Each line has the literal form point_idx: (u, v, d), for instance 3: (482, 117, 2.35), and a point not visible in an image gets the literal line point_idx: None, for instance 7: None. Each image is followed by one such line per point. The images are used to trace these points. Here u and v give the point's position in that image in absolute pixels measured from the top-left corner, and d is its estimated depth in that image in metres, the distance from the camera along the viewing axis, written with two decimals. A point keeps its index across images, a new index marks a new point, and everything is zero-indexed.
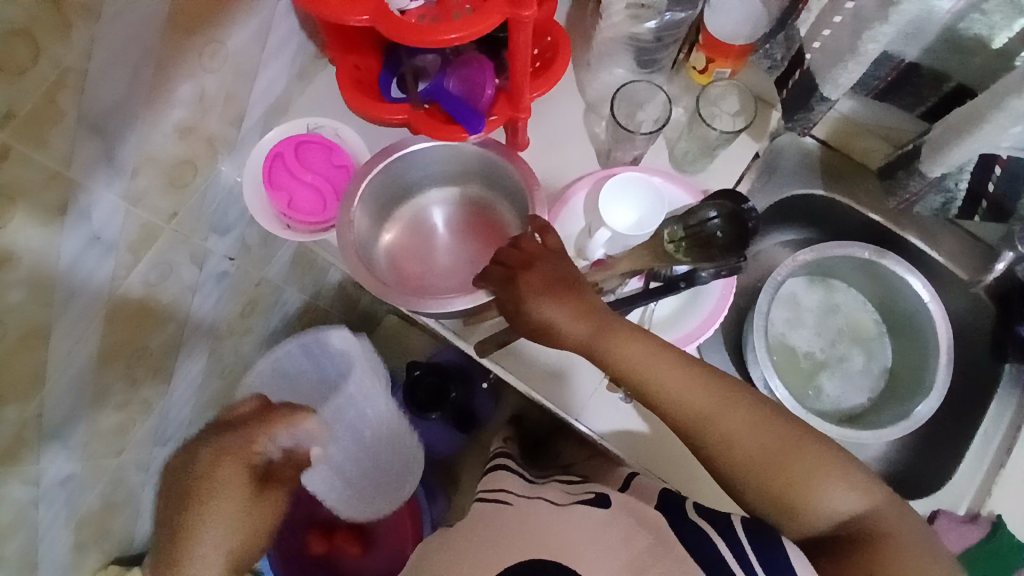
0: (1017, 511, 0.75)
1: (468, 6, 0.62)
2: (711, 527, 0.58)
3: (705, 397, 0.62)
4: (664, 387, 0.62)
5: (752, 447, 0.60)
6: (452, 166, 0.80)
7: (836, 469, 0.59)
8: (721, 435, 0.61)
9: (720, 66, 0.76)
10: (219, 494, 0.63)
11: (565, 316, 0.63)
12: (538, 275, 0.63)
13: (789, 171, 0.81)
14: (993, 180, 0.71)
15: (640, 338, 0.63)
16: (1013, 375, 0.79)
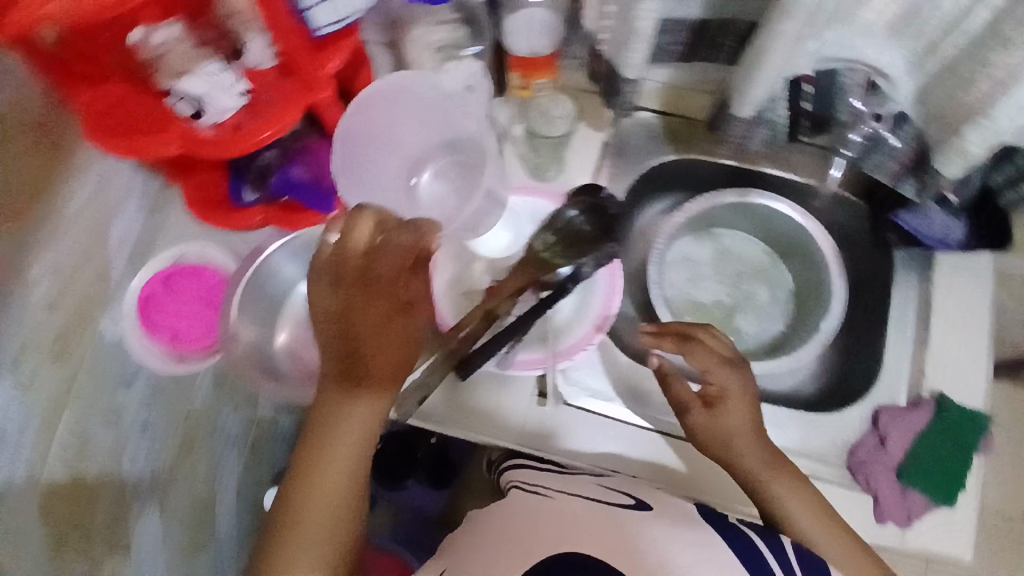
0: (956, 382, 0.78)
1: (275, 104, 0.65)
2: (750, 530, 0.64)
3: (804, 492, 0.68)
4: (766, 471, 0.68)
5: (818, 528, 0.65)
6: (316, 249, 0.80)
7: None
8: (794, 506, 0.66)
9: (539, 78, 0.79)
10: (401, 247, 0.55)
11: (721, 411, 0.70)
12: (712, 363, 0.71)
13: (637, 144, 0.88)
14: (807, 100, 0.72)
15: (759, 432, 0.70)
16: (906, 259, 0.83)
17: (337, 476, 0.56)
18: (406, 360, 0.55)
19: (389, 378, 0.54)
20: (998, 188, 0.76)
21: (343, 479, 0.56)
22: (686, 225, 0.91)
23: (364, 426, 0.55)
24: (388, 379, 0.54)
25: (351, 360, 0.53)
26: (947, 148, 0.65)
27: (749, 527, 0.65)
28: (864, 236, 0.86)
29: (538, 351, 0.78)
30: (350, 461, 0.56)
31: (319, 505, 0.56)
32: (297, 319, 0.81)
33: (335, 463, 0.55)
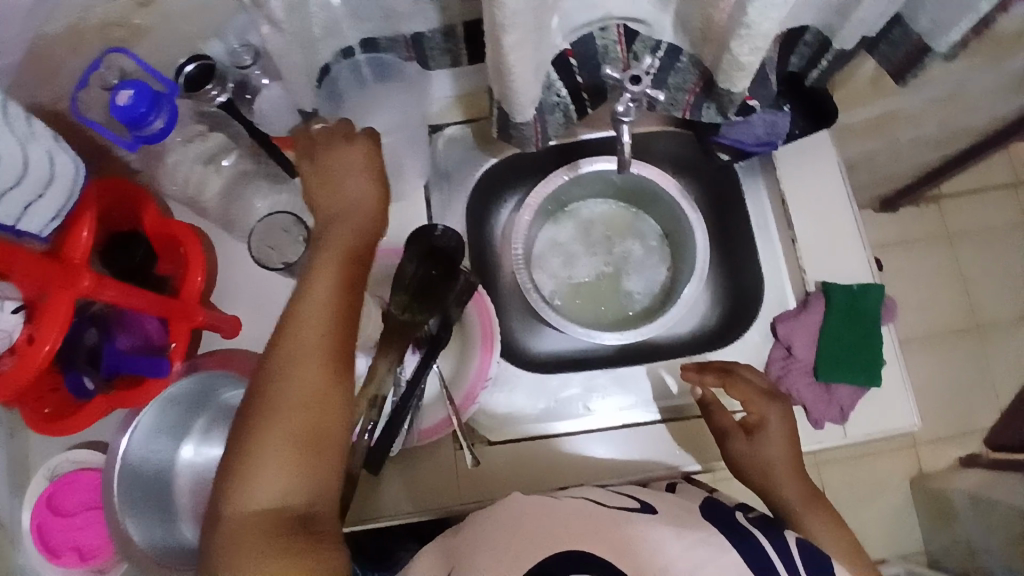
0: (833, 266, 0.80)
1: (39, 295, 0.57)
2: (758, 533, 0.57)
3: (832, 518, 0.67)
4: (802, 506, 0.68)
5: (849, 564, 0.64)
6: (179, 411, 0.75)
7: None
8: (827, 539, 0.65)
9: None
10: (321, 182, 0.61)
11: (766, 442, 0.70)
12: (754, 396, 0.72)
13: (458, 163, 0.87)
14: (578, 73, 0.68)
15: (800, 469, 0.70)
16: (746, 169, 0.86)
17: (304, 384, 0.52)
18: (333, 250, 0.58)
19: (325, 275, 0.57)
20: (801, 69, 0.75)
21: (306, 389, 0.52)
22: (539, 216, 0.91)
23: (324, 314, 0.55)
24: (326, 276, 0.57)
25: (324, 246, 0.58)
26: (723, 67, 0.62)
27: (762, 531, 0.57)
28: (701, 158, 0.89)
29: (440, 412, 0.75)
30: (317, 361, 0.53)
31: (280, 423, 0.51)
32: (195, 480, 0.77)
33: (295, 364, 0.53)
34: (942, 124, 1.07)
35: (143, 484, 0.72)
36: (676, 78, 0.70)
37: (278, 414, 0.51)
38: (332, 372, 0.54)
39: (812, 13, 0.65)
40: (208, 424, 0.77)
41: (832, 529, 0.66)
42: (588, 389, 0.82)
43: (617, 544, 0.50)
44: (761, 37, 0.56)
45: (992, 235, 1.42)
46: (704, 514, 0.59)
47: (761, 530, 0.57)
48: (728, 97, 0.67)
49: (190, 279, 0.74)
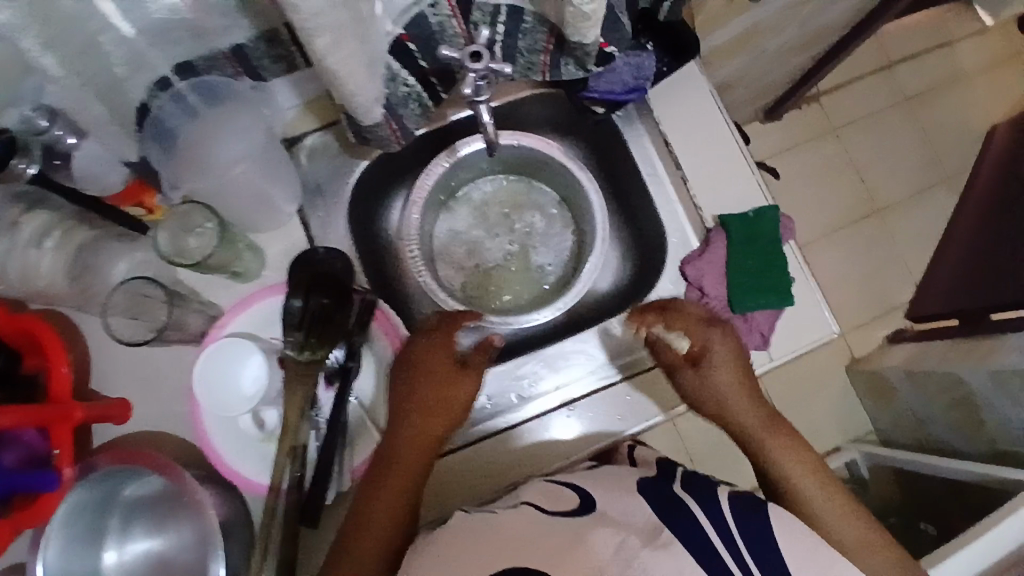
0: (726, 197, 0.79)
1: None
2: (690, 502, 0.55)
3: (793, 445, 0.67)
4: (760, 426, 0.69)
5: (816, 490, 0.64)
6: (86, 520, 0.66)
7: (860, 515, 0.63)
8: (784, 455, 0.66)
9: (152, 199, 0.69)
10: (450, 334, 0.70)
11: (716, 372, 0.71)
12: (695, 328, 0.72)
13: (328, 177, 0.80)
14: (420, 58, 0.62)
15: (750, 388, 0.71)
16: (625, 116, 0.84)
17: (378, 523, 0.60)
18: (433, 424, 0.66)
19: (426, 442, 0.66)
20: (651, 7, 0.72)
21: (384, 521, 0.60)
22: (428, 212, 0.86)
23: (410, 476, 0.63)
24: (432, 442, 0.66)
25: (436, 390, 0.67)
26: (569, 19, 0.58)
27: (693, 497, 0.56)
28: (574, 116, 0.85)
29: (370, 444, 0.72)
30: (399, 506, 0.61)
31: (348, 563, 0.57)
32: None
33: (394, 502, 0.61)
34: (802, 26, 1.07)
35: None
36: (525, 41, 0.65)
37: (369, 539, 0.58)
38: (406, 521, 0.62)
39: None
40: (126, 519, 0.70)
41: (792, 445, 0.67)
42: (518, 376, 0.79)
43: (549, 552, 0.48)
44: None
45: (872, 119, 1.47)
46: (640, 488, 0.57)
47: (695, 499, 0.56)
48: (582, 49, 0.64)
49: (55, 369, 0.66)
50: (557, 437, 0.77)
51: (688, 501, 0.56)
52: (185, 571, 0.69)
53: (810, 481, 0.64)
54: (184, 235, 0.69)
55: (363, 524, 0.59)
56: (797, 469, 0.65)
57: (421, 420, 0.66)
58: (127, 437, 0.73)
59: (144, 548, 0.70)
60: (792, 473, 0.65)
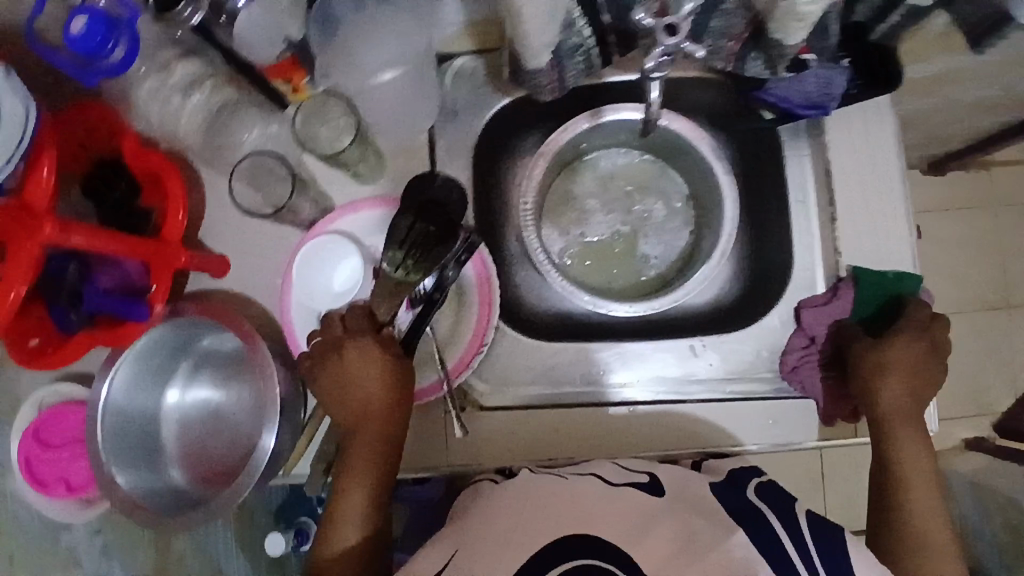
0: (868, 252, 0.73)
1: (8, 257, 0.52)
2: (770, 515, 0.52)
3: (937, 517, 0.62)
4: (898, 423, 0.65)
5: (932, 545, 0.61)
6: (160, 355, 0.71)
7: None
8: (911, 470, 0.64)
9: (303, 81, 0.68)
10: (349, 388, 0.65)
11: (881, 403, 0.66)
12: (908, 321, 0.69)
13: (466, 102, 0.79)
14: (604, 11, 0.57)
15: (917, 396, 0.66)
16: (788, 132, 0.77)
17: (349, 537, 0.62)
18: (384, 424, 0.65)
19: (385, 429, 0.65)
20: (867, 22, 0.66)
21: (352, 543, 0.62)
22: (552, 167, 0.83)
23: (364, 493, 0.64)
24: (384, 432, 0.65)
25: (359, 448, 0.64)
26: (779, 16, 0.53)
27: (771, 507, 0.53)
28: (733, 114, 0.80)
29: (432, 376, 0.72)
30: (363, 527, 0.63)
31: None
32: (184, 425, 0.74)
33: (355, 502, 0.63)
34: (1012, 87, 0.95)
35: (127, 429, 0.70)
36: (718, 22, 0.58)
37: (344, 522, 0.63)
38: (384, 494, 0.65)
39: None
40: (195, 365, 0.75)
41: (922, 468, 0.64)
42: (592, 361, 0.77)
43: (622, 527, 0.48)
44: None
45: None
46: (714, 491, 0.55)
47: (771, 511, 0.53)
48: (778, 49, 0.58)
49: (171, 212, 0.70)
50: (614, 432, 0.73)
51: (767, 512, 0.52)
52: (234, 428, 0.73)
53: (932, 559, 0.60)
54: (321, 121, 0.72)
55: (336, 507, 0.63)
56: (923, 541, 0.61)
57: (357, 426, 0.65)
58: (209, 292, 0.74)
59: (204, 397, 0.74)
60: (919, 541, 0.61)
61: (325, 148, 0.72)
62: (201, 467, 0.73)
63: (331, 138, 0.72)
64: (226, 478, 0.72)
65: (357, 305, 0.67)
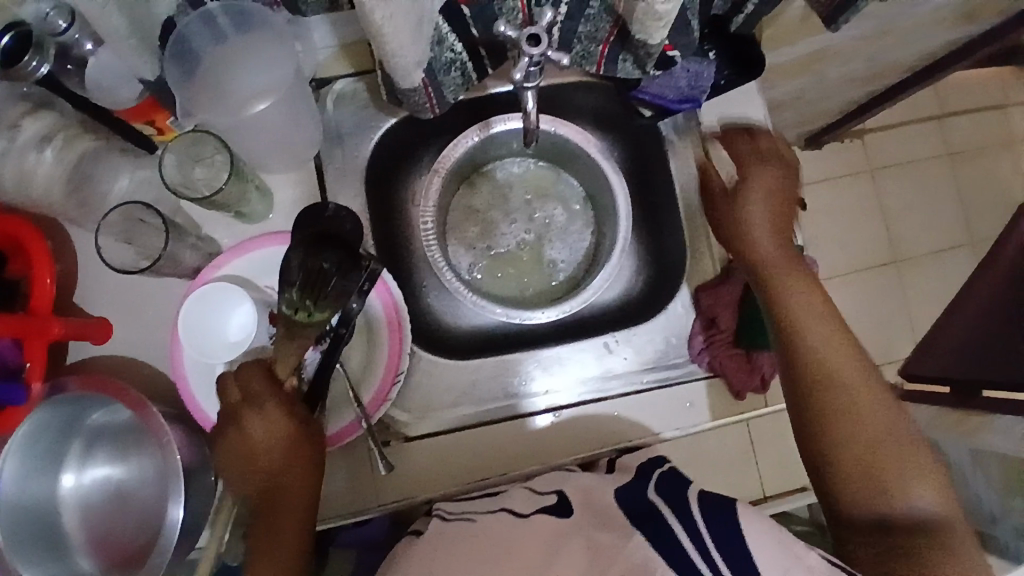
0: None
1: None
2: (668, 512, 0.53)
3: (857, 387, 0.61)
4: (825, 351, 0.63)
5: (884, 443, 0.59)
6: (44, 441, 0.64)
7: (928, 474, 0.58)
8: (843, 386, 0.61)
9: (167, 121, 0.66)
10: (258, 453, 0.62)
11: (785, 282, 0.66)
12: (771, 200, 0.69)
13: (352, 126, 0.77)
14: (472, 25, 0.56)
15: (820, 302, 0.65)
16: (668, 125, 0.80)
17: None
18: (294, 480, 0.63)
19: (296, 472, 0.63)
20: (725, 14, 0.66)
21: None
22: (450, 183, 0.82)
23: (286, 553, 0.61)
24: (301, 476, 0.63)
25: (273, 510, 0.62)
26: (639, 16, 0.54)
27: (666, 502, 0.55)
28: (619, 111, 0.82)
29: (348, 415, 0.69)
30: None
31: None
32: (86, 509, 0.68)
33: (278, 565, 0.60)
34: (867, 62, 1.03)
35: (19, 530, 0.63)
36: (586, 27, 0.60)
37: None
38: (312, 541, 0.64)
39: None
40: (87, 444, 0.68)
41: (855, 373, 0.62)
42: (510, 373, 0.77)
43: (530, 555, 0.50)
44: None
45: (910, 170, 1.43)
46: (618, 498, 0.56)
47: (671, 508, 0.54)
48: (645, 49, 0.59)
49: (36, 278, 0.65)
50: (536, 438, 0.74)
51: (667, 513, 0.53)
52: (143, 505, 0.68)
53: (865, 438, 0.60)
54: (192, 167, 0.68)
55: (265, 559, 0.60)
56: (847, 419, 0.60)
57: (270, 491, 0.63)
58: (97, 359, 0.71)
59: (103, 476, 0.69)
60: (850, 433, 0.60)
61: (204, 192, 0.67)
62: (111, 551, 0.68)
63: (204, 183, 0.67)
64: (139, 561, 0.66)
65: (250, 363, 0.63)
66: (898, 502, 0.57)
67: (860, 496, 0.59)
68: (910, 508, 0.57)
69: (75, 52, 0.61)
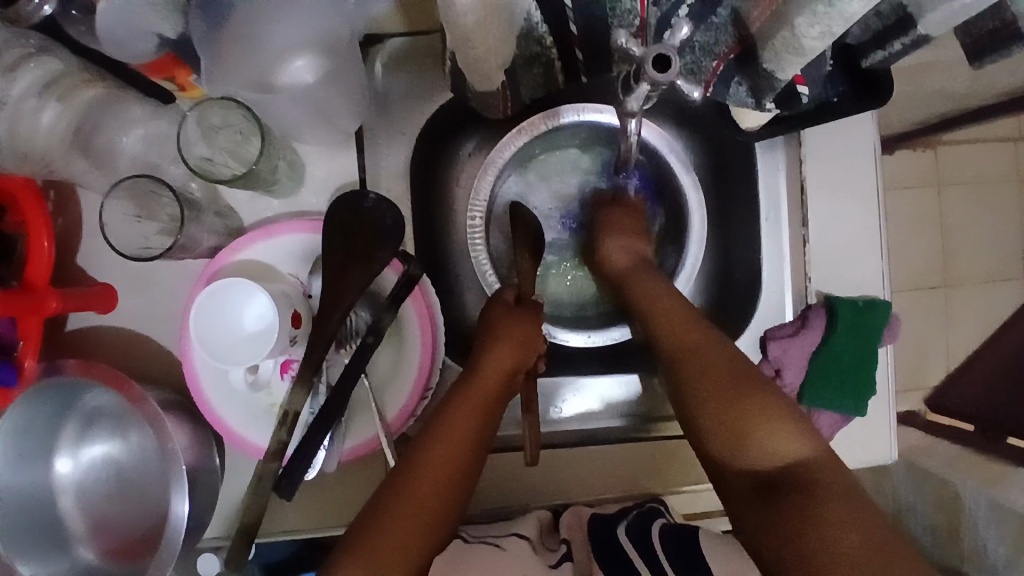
0: (842, 277, 0.69)
1: None
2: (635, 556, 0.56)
3: (685, 331, 0.58)
4: (676, 340, 0.57)
5: (741, 397, 0.52)
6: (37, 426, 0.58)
7: (775, 412, 0.51)
8: (692, 362, 0.56)
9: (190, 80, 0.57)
10: (496, 357, 0.59)
11: (634, 280, 0.64)
12: (617, 227, 0.67)
13: (402, 95, 0.67)
14: (571, 17, 0.48)
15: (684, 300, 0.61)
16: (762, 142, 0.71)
17: (413, 513, 0.49)
18: (502, 396, 0.58)
19: (474, 420, 0.55)
20: (862, 48, 0.57)
21: (413, 515, 0.49)
22: (506, 172, 0.72)
23: (450, 472, 0.52)
24: (477, 419, 0.55)
25: (458, 418, 0.55)
26: (777, 46, 0.45)
27: (634, 545, 0.57)
28: (713, 114, 0.71)
29: (367, 429, 0.63)
30: (429, 512, 0.50)
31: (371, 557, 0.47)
32: (83, 493, 0.63)
33: (434, 496, 0.51)
34: None
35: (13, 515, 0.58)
36: (703, 36, 0.51)
37: (413, 497, 0.50)
38: (440, 530, 0.51)
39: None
40: (85, 425, 0.61)
41: (708, 342, 0.57)
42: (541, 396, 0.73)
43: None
44: (843, 19, 0.41)
45: None
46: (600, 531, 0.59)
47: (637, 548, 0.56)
48: (769, 83, 0.51)
49: (33, 244, 0.56)
50: (562, 473, 0.69)
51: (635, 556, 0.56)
52: (146, 489, 0.63)
53: (702, 359, 0.55)
54: (215, 134, 0.60)
55: (427, 457, 0.52)
56: (698, 364, 0.55)
57: (477, 395, 0.56)
58: (100, 330, 0.64)
59: (102, 455, 0.63)
60: (699, 369, 0.55)
61: (233, 167, 0.60)
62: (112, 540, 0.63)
63: (229, 155, 0.60)
64: (140, 553, 0.62)
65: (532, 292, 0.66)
66: (755, 444, 0.51)
67: (730, 446, 0.52)
68: (768, 451, 0.50)
69: None
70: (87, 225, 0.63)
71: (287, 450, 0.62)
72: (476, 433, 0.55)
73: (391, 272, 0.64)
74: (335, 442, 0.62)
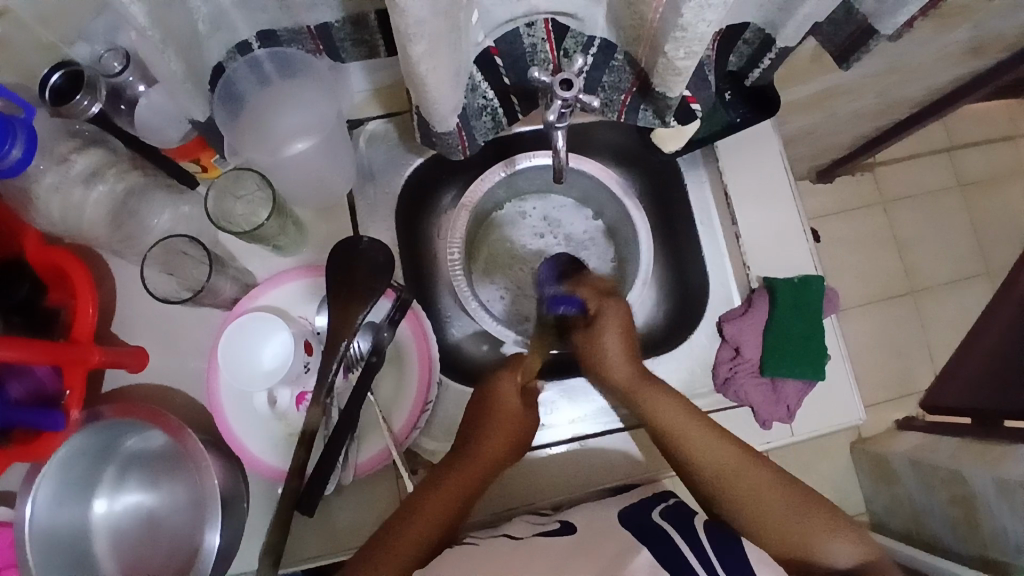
0: (778, 265, 0.78)
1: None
2: (671, 530, 0.59)
3: (727, 466, 0.64)
4: (669, 428, 0.67)
5: (739, 478, 0.63)
6: (81, 466, 0.65)
7: (776, 488, 0.63)
8: (694, 451, 0.65)
9: (209, 157, 0.71)
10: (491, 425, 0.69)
11: (646, 395, 0.70)
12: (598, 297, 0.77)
13: (382, 164, 0.81)
14: (504, 74, 0.64)
15: (688, 408, 0.68)
16: (689, 163, 0.84)
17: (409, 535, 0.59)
18: (497, 464, 0.68)
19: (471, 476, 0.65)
20: (740, 70, 0.72)
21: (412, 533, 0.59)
22: (473, 220, 0.85)
23: (439, 505, 0.62)
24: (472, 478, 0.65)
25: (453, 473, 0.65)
26: (660, 72, 0.58)
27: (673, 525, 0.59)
28: (642, 149, 0.84)
29: (378, 445, 0.70)
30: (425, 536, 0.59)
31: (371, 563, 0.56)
32: (118, 537, 0.68)
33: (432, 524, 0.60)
34: (880, 98, 1.03)
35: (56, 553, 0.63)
36: (610, 77, 0.65)
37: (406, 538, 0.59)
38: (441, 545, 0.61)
39: (754, 8, 0.61)
40: (124, 469, 0.69)
41: (698, 425, 0.67)
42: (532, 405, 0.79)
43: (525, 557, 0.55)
44: (697, 42, 0.53)
45: (928, 201, 1.37)
46: (621, 517, 0.62)
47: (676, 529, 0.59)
48: (665, 102, 0.64)
49: (81, 309, 0.67)
50: (562, 474, 0.76)
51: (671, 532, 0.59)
52: (175, 532, 0.68)
53: (693, 445, 0.65)
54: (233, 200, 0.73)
55: (440, 490, 0.63)
56: (693, 448, 0.65)
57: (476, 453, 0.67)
58: (136, 385, 0.73)
59: (136, 500, 0.69)
60: (763, 512, 0.61)
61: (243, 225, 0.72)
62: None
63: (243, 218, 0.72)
64: None
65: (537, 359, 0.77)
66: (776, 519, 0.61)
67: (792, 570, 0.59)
68: (791, 526, 0.60)
69: (127, 94, 0.66)
70: (124, 294, 0.74)
71: (309, 473, 0.68)
72: (476, 479, 0.65)
73: (386, 300, 0.73)
74: (356, 461, 0.70)
